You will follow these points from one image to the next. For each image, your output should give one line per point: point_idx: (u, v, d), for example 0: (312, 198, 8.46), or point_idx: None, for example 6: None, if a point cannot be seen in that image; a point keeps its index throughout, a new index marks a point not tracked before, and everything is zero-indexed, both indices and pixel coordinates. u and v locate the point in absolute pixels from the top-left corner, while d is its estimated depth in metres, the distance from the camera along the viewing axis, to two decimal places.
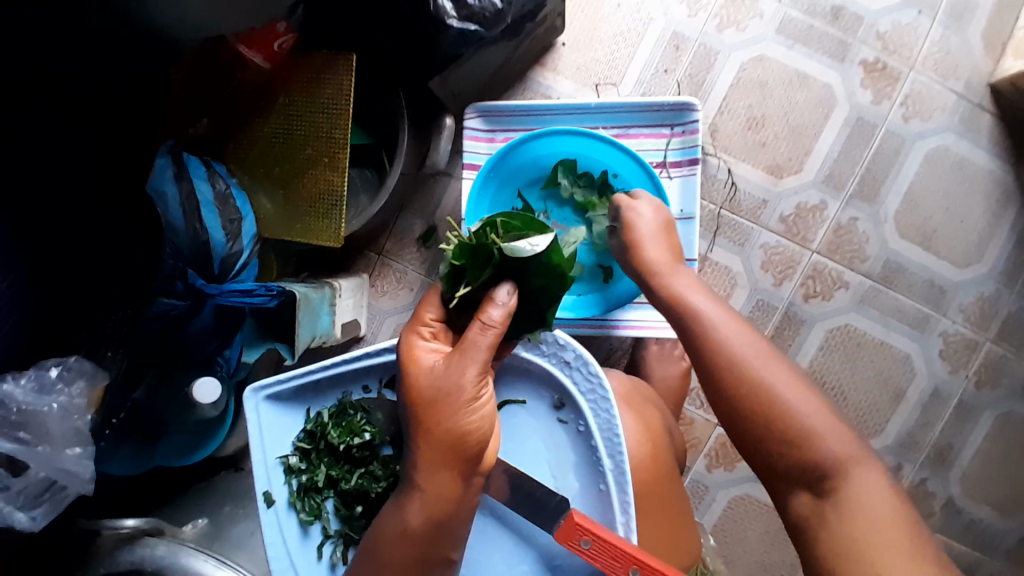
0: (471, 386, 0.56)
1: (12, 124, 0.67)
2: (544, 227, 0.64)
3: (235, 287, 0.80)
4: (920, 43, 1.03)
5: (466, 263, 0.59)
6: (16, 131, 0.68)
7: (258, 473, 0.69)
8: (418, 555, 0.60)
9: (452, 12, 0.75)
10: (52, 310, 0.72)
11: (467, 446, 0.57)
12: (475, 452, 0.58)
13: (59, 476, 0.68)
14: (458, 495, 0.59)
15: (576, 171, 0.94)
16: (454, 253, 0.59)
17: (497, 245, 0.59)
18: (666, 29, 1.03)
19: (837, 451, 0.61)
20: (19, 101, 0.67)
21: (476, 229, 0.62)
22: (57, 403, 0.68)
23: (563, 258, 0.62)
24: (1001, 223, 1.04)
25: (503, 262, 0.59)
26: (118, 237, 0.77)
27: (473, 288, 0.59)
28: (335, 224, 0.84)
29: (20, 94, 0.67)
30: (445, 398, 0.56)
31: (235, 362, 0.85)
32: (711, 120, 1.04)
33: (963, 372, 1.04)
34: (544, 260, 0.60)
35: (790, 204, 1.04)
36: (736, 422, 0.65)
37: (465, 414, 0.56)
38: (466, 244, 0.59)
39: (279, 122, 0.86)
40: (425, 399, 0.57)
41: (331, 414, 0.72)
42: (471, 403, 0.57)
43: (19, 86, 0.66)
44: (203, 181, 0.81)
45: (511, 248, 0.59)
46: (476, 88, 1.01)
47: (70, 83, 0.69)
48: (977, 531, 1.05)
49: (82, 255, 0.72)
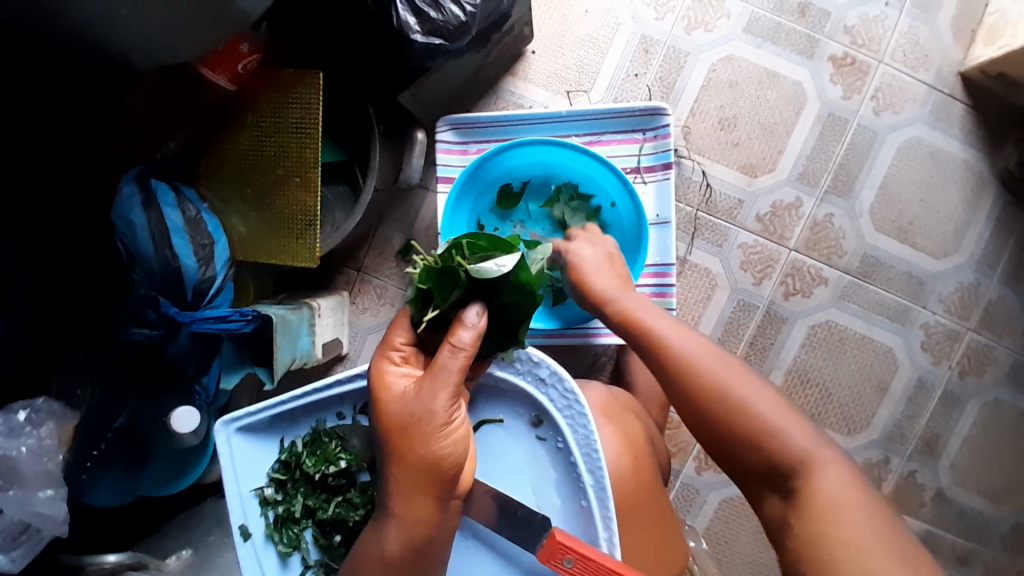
0: (442, 410, 0.56)
1: (13, 125, 0.77)
2: (512, 245, 0.63)
3: (208, 314, 0.78)
4: (888, 36, 1.03)
5: (432, 286, 0.59)
6: (11, 140, 0.76)
7: (231, 506, 0.68)
8: None
9: (416, 26, 0.74)
10: (46, 311, 0.78)
11: (442, 470, 0.57)
12: (449, 478, 0.57)
13: (33, 519, 0.67)
14: (435, 523, 0.58)
15: (576, 192, 0.95)
16: (420, 277, 0.59)
17: (464, 267, 0.58)
18: (635, 33, 1.03)
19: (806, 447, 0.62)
20: (18, 104, 0.77)
21: (443, 252, 0.61)
22: (25, 447, 0.68)
23: (531, 275, 0.62)
24: (977, 212, 1.04)
25: (470, 284, 0.58)
26: (95, 249, 0.81)
27: (441, 310, 0.59)
28: (311, 244, 0.83)
29: (20, 95, 0.76)
30: (417, 423, 0.55)
31: (214, 390, 0.82)
32: (684, 122, 1.04)
33: (946, 362, 1.04)
34: (513, 279, 0.60)
35: (767, 203, 1.04)
36: (700, 426, 0.66)
37: (438, 438, 0.56)
38: (432, 268, 0.59)
39: (248, 142, 0.84)
40: (396, 425, 0.56)
41: (305, 443, 0.71)
42: (445, 426, 0.56)
43: (19, 86, 0.75)
44: (173, 208, 0.79)
45: (479, 269, 0.58)
46: (447, 99, 1.00)
47: (72, 83, 0.79)
48: (969, 519, 1.05)
49: (70, 269, 0.79)
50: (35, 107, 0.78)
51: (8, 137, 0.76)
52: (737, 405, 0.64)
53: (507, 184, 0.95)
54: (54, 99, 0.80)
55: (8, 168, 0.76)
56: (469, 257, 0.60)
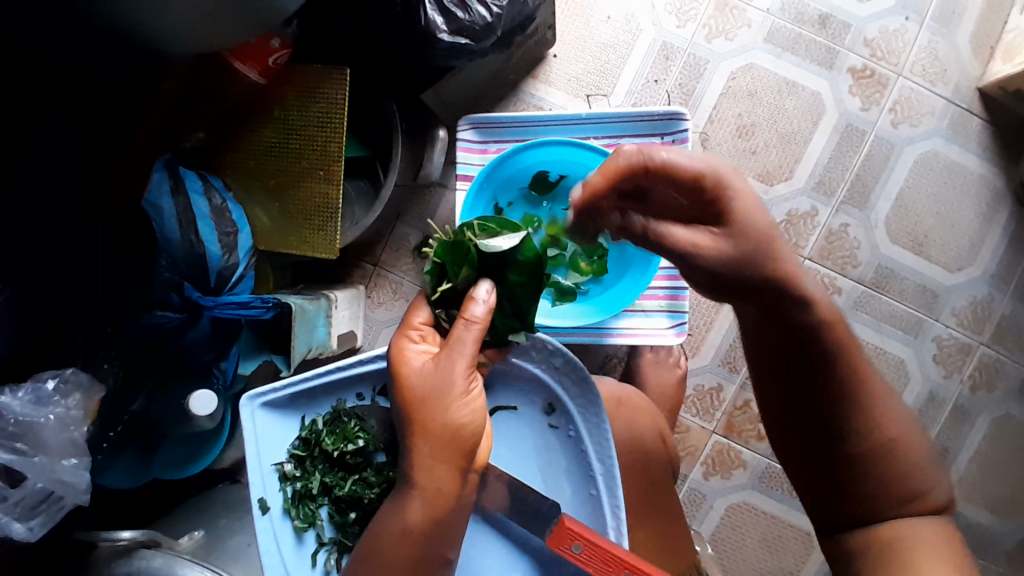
0: (461, 380, 0.57)
1: (12, 125, 0.74)
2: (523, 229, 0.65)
3: (231, 299, 0.82)
4: (907, 49, 1.04)
5: (445, 260, 0.61)
6: (11, 140, 0.74)
7: (253, 480, 0.69)
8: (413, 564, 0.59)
9: (442, 26, 0.76)
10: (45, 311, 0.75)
11: (462, 440, 0.58)
12: (469, 447, 0.58)
13: (56, 487, 0.67)
14: (456, 494, 0.59)
15: None
16: (435, 251, 0.61)
17: (473, 242, 0.60)
18: (656, 39, 1.04)
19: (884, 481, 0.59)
20: (18, 104, 0.74)
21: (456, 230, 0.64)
22: (54, 414, 0.68)
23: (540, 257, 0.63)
24: (992, 227, 1.05)
25: (481, 261, 0.61)
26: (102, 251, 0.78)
27: (454, 285, 0.61)
28: (331, 235, 0.86)
29: (21, 95, 0.74)
30: (437, 393, 0.57)
31: (232, 374, 0.86)
32: (702, 128, 1.05)
33: (958, 376, 1.04)
34: (521, 255, 0.60)
35: (782, 211, 1.04)
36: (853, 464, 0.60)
37: (457, 408, 0.57)
38: (445, 243, 0.61)
39: (273, 134, 0.87)
40: (417, 398, 0.57)
41: (325, 421, 0.73)
42: (464, 396, 0.57)
43: (19, 87, 0.73)
44: (200, 195, 0.82)
45: (487, 245, 0.60)
46: (468, 100, 1.02)
47: (71, 83, 0.77)
48: (976, 534, 1.04)
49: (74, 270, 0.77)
50: (35, 107, 0.75)
51: (8, 137, 0.73)
52: (906, 444, 0.59)
53: (544, 171, 0.95)
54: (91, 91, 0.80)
55: (8, 169, 0.74)
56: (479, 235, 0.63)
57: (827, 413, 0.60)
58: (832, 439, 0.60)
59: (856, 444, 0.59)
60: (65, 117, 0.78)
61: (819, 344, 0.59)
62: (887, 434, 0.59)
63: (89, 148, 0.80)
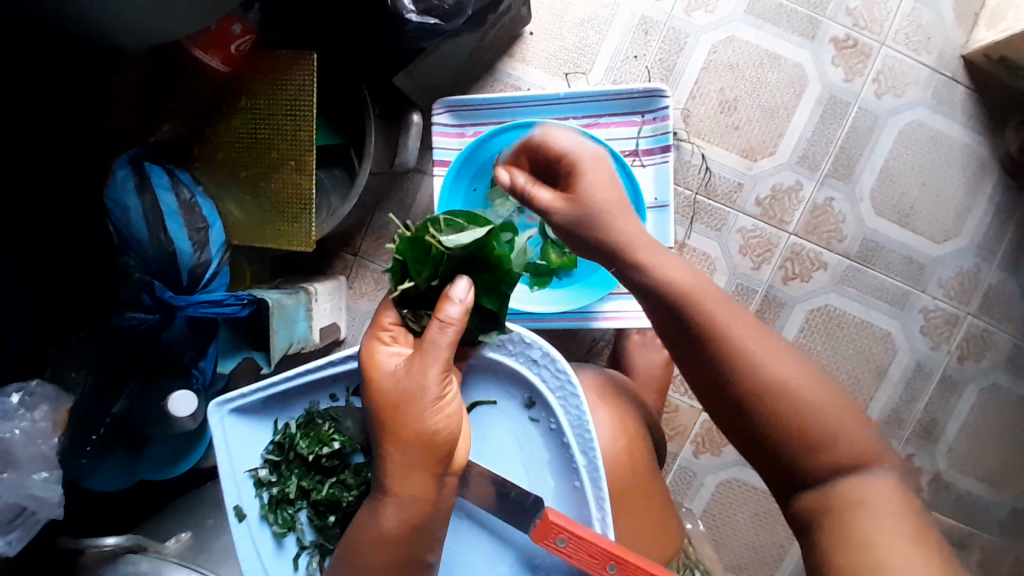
0: (435, 385, 0.56)
1: (13, 124, 0.73)
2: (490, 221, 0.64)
3: (204, 299, 0.79)
4: (890, 17, 1.02)
5: (408, 257, 0.59)
6: (11, 140, 0.73)
7: (225, 488, 0.68)
8: (396, 561, 0.58)
9: (410, 6, 0.74)
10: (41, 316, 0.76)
11: (437, 445, 0.56)
12: (445, 452, 0.57)
13: (28, 502, 0.65)
14: (433, 497, 0.58)
15: None
16: (396, 249, 0.60)
17: (434, 243, 0.59)
18: (634, 14, 1.02)
19: (839, 451, 0.58)
20: (18, 104, 0.73)
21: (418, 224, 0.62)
22: (19, 429, 0.65)
23: (504, 250, 0.61)
24: (978, 196, 1.04)
25: (444, 257, 0.59)
26: (84, 249, 0.80)
27: (417, 284, 0.60)
28: (307, 228, 0.83)
29: (20, 96, 0.73)
30: (410, 399, 0.56)
31: (212, 374, 0.83)
32: (683, 105, 1.03)
33: (945, 347, 1.04)
34: (488, 251, 0.60)
35: (766, 186, 1.03)
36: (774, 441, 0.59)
37: (431, 414, 0.56)
38: (406, 240, 0.59)
39: (242, 125, 0.83)
40: (389, 403, 0.56)
41: (299, 424, 0.70)
42: (438, 401, 0.56)
43: (20, 87, 0.72)
44: (167, 191, 0.79)
45: (445, 244, 0.58)
46: (444, 82, 0.99)
47: (70, 84, 0.76)
48: (966, 503, 1.05)
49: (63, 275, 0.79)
50: (35, 107, 0.75)
51: (8, 137, 0.73)
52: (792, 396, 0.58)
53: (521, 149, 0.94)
54: (54, 90, 0.76)
55: (8, 169, 0.74)
56: (445, 231, 0.61)
57: (731, 393, 0.60)
58: (752, 420, 0.59)
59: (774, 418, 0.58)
60: (62, 117, 0.78)
61: (703, 332, 0.61)
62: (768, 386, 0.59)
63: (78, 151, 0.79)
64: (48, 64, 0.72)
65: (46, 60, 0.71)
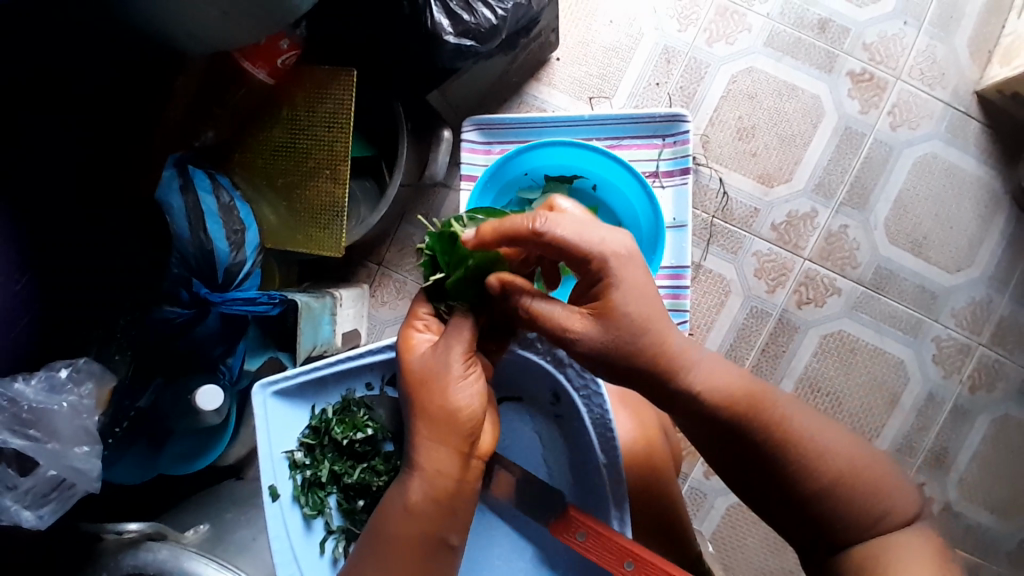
0: (458, 364, 0.61)
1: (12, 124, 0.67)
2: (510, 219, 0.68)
3: (238, 295, 0.83)
4: (906, 53, 1.06)
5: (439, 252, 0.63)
6: (10, 140, 0.66)
7: (264, 467, 0.71)
8: (424, 535, 0.60)
9: (449, 28, 0.79)
10: None
11: (459, 420, 0.60)
12: (468, 428, 0.61)
13: (68, 474, 0.68)
14: (456, 475, 0.61)
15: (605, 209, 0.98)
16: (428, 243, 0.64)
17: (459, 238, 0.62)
18: (657, 43, 1.06)
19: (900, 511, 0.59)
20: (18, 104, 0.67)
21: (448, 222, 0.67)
22: (67, 402, 0.69)
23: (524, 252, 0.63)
24: (990, 228, 1.06)
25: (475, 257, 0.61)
26: None
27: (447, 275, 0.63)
28: (337, 234, 0.88)
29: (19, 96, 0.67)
30: (436, 375, 0.60)
31: (239, 370, 0.86)
32: (702, 131, 1.06)
33: (957, 376, 1.05)
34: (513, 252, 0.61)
35: (782, 212, 1.06)
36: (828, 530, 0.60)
37: (456, 389, 0.60)
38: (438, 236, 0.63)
39: (282, 135, 0.89)
40: (418, 378, 0.61)
41: (336, 410, 0.75)
42: (462, 379, 0.61)
43: (19, 88, 0.67)
44: (208, 193, 0.84)
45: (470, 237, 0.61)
46: (472, 101, 1.03)
47: (73, 83, 0.70)
48: (976, 534, 1.05)
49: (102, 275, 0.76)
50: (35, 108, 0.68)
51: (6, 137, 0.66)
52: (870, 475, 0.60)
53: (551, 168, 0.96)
54: (57, 93, 0.69)
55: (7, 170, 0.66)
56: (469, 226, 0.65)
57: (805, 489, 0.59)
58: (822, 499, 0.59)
59: (852, 496, 0.59)
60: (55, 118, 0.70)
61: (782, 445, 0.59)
62: (835, 475, 0.59)
63: (81, 149, 0.71)
64: (47, 63, 0.67)
65: (46, 59, 0.67)
